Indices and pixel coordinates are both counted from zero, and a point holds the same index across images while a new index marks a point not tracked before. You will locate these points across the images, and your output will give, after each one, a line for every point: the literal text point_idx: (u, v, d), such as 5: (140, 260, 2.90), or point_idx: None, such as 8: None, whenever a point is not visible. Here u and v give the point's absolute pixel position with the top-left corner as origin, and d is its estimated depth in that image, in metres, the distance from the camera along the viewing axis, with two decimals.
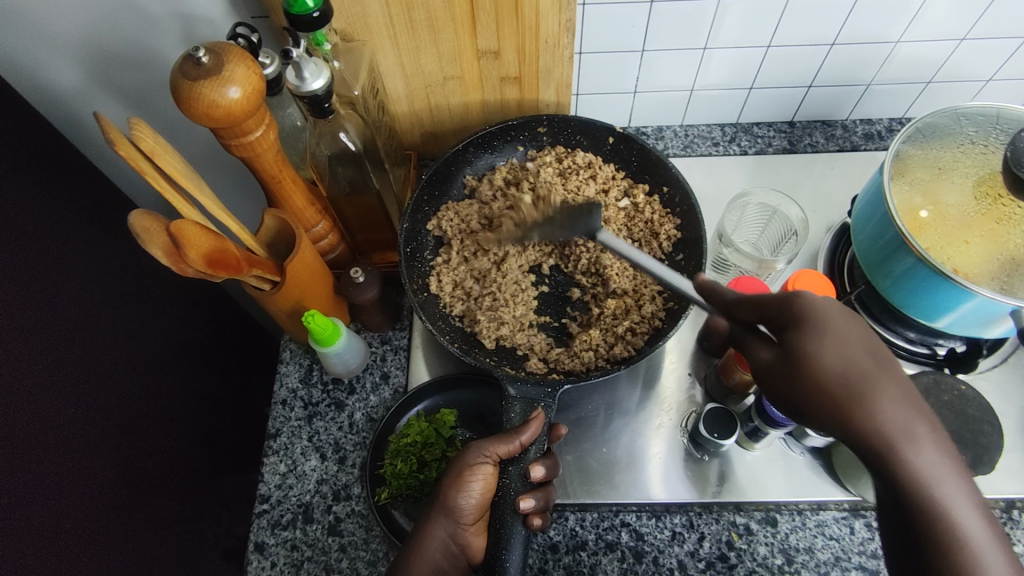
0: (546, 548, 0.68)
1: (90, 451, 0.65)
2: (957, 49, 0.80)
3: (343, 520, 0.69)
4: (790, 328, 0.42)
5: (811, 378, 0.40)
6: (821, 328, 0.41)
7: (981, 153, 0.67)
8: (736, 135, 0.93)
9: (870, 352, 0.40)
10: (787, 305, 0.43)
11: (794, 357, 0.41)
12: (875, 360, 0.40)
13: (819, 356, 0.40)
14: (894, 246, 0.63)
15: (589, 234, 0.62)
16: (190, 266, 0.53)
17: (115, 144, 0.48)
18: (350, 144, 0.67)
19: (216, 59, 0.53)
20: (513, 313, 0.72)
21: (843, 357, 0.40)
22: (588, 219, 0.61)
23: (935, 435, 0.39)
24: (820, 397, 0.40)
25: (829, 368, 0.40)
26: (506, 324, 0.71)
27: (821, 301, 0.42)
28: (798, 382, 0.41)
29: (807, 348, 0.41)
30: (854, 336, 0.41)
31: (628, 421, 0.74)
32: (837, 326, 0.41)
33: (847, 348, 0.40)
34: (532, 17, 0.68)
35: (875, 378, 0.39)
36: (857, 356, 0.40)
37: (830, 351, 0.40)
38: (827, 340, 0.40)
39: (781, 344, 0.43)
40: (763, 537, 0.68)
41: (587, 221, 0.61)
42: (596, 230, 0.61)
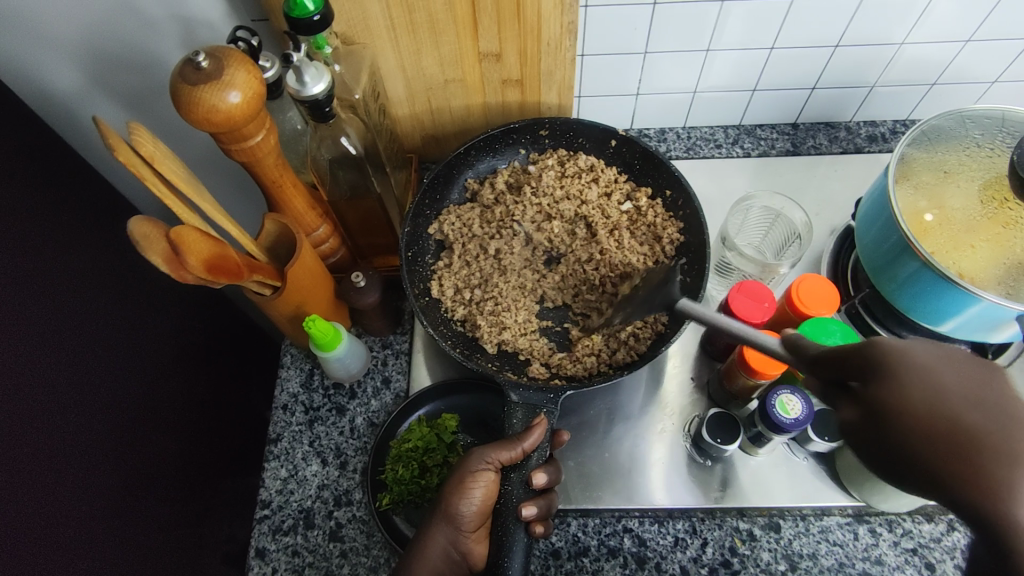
0: (548, 554, 0.68)
1: (90, 456, 0.65)
2: (962, 50, 0.79)
3: (345, 525, 0.69)
4: (867, 376, 0.32)
5: (903, 442, 0.30)
6: (905, 376, 0.31)
7: (988, 156, 0.66)
8: (739, 137, 0.92)
9: (982, 404, 0.30)
10: (863, 350, 0.33)
11: (877, 415, 0.31)
12: (983, 415, 0.30)
13: (912, 409, 0.30)
14: (898, 250, 0.62)
15: (664, 306, 0.57)
16: (190, 273, 0.53)
17: (115, 150, 0.48)
18: (350, 147, 0.67)
19: (217, 63, 0.53)
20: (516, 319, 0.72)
21: (933, 408, 0.30)
22: (668, 290, 0.57)
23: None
24: (917, 463, 0.30)
25: (925, 424, 0.30)
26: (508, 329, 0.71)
27: (906, 341, 0.32)
28: (888, 443, 0.31)
29: (892, 402, 0.31)
30: (957, 380, 0.30)
31: (631, 426, 0.74)
32: (934, 368, 0.30)
33: (946, 396, 0.30)
34: (533, 20, 0.67)
35: (993, 436, 0.29)
36: (967, 409, 0.30)
37: (918, 402, 0.30)
38: (917, 388, 0.30)
39: (863, 399, 0.32)
40: (767, 543, 0.67)
41: (666, 293, 0.57)
42: (674, 302, 0.55)
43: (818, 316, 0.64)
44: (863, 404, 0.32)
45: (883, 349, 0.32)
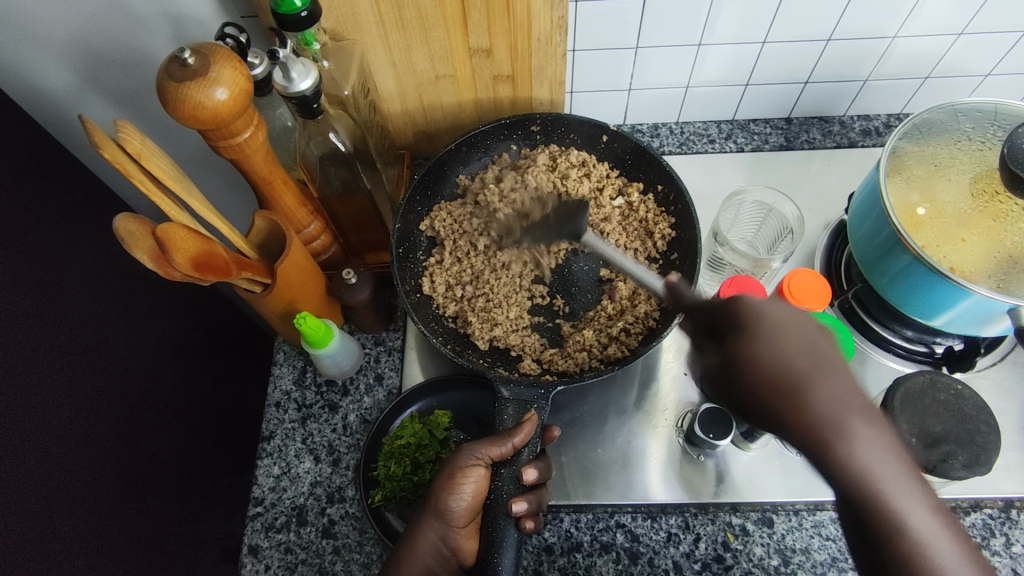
0: (541, 550, 0.68)
1: (85, 454, 0.64)
2: (956, 44, 0.79)
3: (338, 522, 0.69)
4: (730, 330, 0.43)
5: (746, 378, 0.41)
6: (754, 329, 0.42)
7: (978, 150, 0.66)
8: (732, 132, 0.92)
9: (805, 352, 0.40)
10: (729, 310, 0.44)
11: (732, 359, 0.42)
12: (809, 360, 0.40)
13: (755, 354, 0.41)
14: (890, 244, 0.62)
15: (573, 236, 0.71)
16: (177, 269, 0.53)
17: (100, 147, 0.48)
18: (340, 144, 0.66)
19: (203, 59, 0.52)
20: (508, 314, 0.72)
21: (776, 356, 0.40)
22: (575, 220, 0.70)
23: (870, 425, 0.38)
24: (757, 394, 0.40)
25: (765, 367, 0.40)
26: (500, 325, 0.71)
27: (763, 303, 0.43)
28: (738, 380, 0.41)
29: (745, 349, 0.41)
30: (791, 332, 0.41)
31: (623, 422, 0.74)
32: (776, 324, 0.41)
33: (780, 345, 0.41)
34: (524, 15, 0.67)
35: (810, 375, 0.39)
36: (793, 353, 0.40)
37: (765, 350, 0.40)
38: (758, 338, 0.41)
39: (724, 346, 0.43)
40: (760, 538, 0.67)
41: (575, 224, 0.70)
42: (581, 233, 0.70)
43: (810, 310, 0.64)
44: (719, 347, 0.44)
45: (743, 310, 0.43)
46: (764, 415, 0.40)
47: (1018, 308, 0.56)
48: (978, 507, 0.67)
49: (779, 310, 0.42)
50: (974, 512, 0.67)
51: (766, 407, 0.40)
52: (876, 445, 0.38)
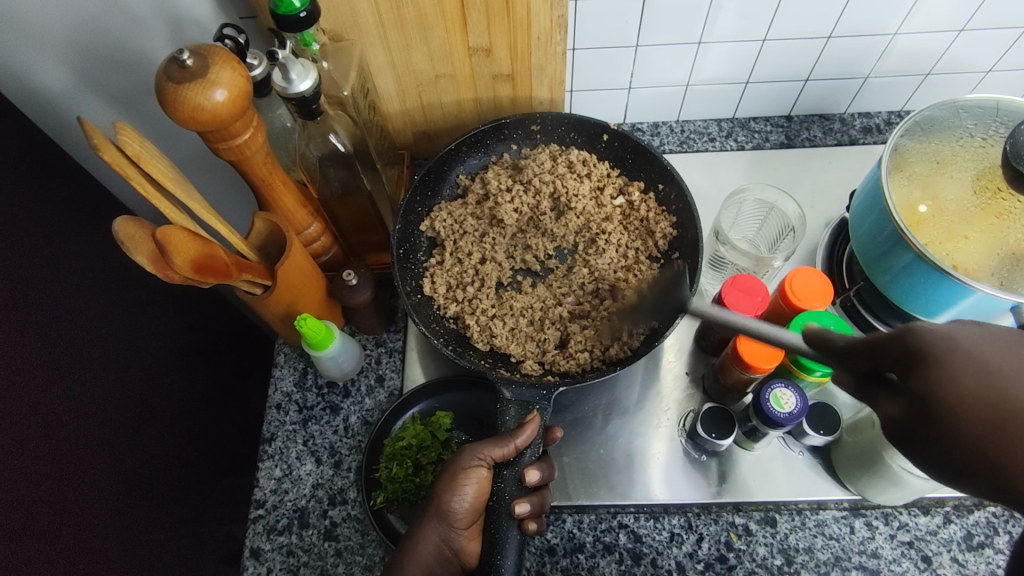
0: (544, 551, 0.68)
1: (87, 457, 0.64)
2: (956, 40, 0.79)
3: (340, 524, 0.68)
4: (905, 367, 0.33)
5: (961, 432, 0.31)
6: (953, 364, 0.31)
7: (981, 147, 0.66)
8: (733, 130, 0.92)
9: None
10: (903, 340, 0.33)
11: (923, 401, 0.32)
12: None
13: (964, 398, 0.31)
14: (892, 242, 0.62)
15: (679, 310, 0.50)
16: (177, 272, 0.53)
17: (99, 150, 0.47)
18: (339, 145, 0.66)
19: (202, 61, 0.52)
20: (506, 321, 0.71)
21: (987, 392, 0.31)
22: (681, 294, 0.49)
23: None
24: (972, 451, 0.31)
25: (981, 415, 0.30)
26: (499, 331, 0.70)
27: (951, 331, 0.32)
28: (943, 433, 0.31)
29: (942, 389, 0.31)
30: (1007, 367, 0.31)
31: (625, 422, 0.73)
32: (978, 355, 0.32)
33: (1005, 386, 0.31)
34: (523, 14, 0.67)
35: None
36: (1017, 394, 0.30)
37: (967, 388, 0.31)
38: (964, 376, 0.31)
39: (903, 387, 0.33)
40: (763, 537, 0.67)
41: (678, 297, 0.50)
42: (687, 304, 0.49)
43: (812, 309, 0.64)
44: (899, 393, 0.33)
45: (924, 338, 0.32)
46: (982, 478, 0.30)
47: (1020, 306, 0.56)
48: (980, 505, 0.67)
49: (974, 335, 0.33)
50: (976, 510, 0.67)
51: (992, 469, 0.30)
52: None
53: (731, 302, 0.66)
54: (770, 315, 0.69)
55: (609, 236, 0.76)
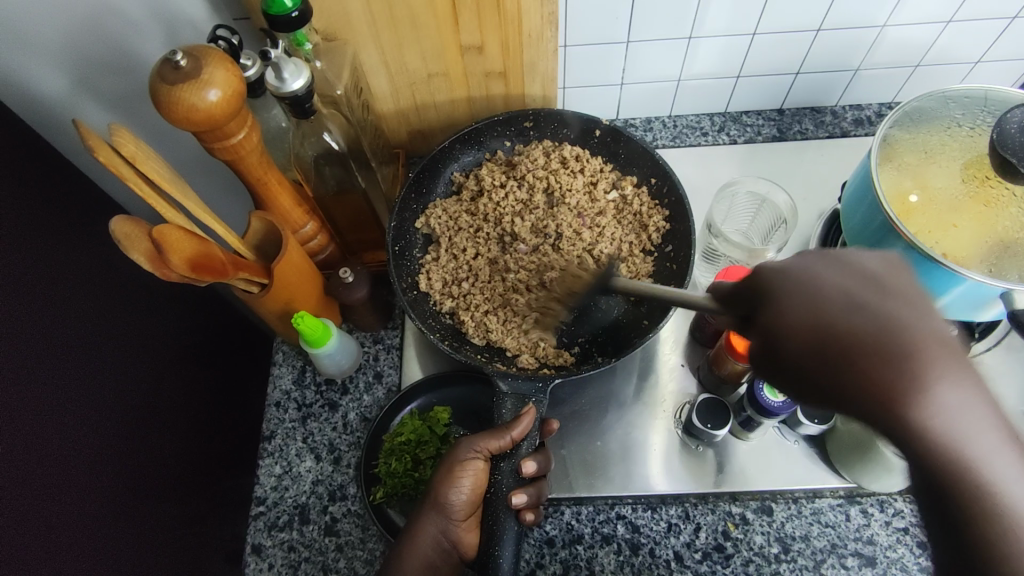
0: (542, 543, 0.68)
1: (89, 456, 0.65)
2: (945, 31, 0.79)
3: (340, 520, 0.69)
4: (759, 304, 0.41)
5: (791, 353, 0.38)
6: (789, 295, 0.39)
7: (968, 136, 0.66)
8: (725, 124, 0.92)
9: (852, 308, 0.37)
10: (756, 279, 0.41)
11: (766, 332, 0.40)
12: (863, 319, 0.37)
13: (797, 321, 0.38)
14: (884, 232, 0.62)
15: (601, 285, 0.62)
16: (174, 271, 0.53)
17: (95, 151, 0.48)
18: (333, 143, 0.67)
19: (195, 62, 0.53)
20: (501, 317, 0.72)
21: (820, 320, 0.38)
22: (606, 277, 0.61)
23: (947, 376, 0.35)
24: (805, 365, 0.38)
25: (806, 335, 0.38)
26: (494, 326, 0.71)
27: (790, 268, 0.40)
28: (777, 353, 0.39)
29: (778, 318, 0.39)
30: (834, 291, 0.38)
31: (622, 414, 0.74)
32: (810, 283, 0.39)
33: (831, 307, 0.38)
34: (514, 12, 0.67)
35: (864, 334, 0.36)
36: (837, 312, 0.37)
37: (803, 315, 0.38)
38: (795, 304, 0.39)
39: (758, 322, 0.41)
40: (760, 526, 0.68)
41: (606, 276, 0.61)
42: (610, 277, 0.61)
43: None
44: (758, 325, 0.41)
45: (766, 275, 0.41)
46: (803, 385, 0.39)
47: (1012, 292, 0.57)
48: None
49: (806, 264, 0.40)
50: None
51: (813, 380, 0.38)
52: (954, 399, 0.35)
53: None
54: None
55: (604, 232, 0.76)
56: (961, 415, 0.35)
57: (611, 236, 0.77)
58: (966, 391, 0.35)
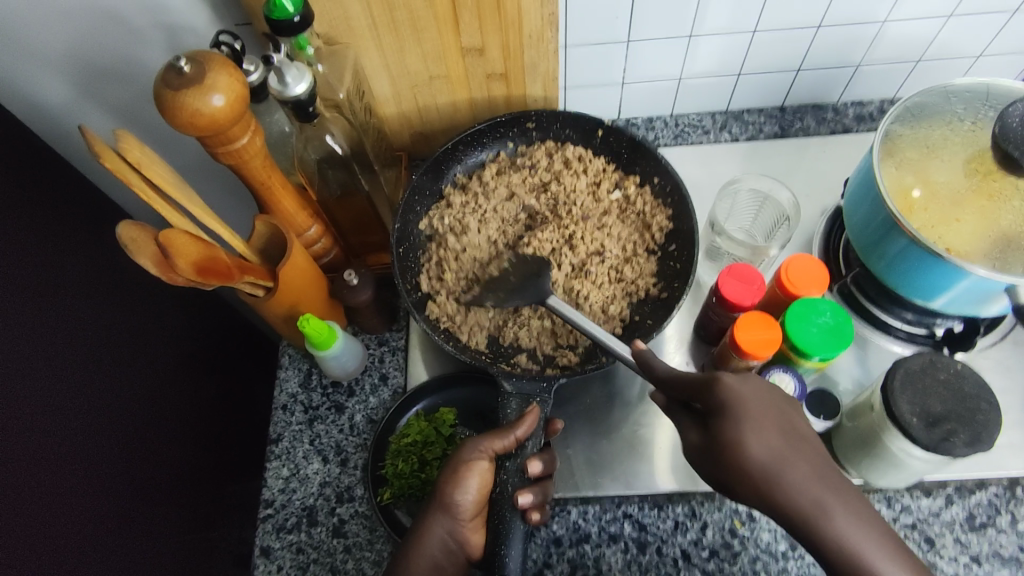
0: (549, 542, 0.68)
1: (97, 460, 0.65)
2: (945, 26, 0.79)
3: (348, 521, 0.69)
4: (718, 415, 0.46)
5: (740, 468, 0.45)
6: (737, 413, 0.45)
7: (970, 131, 0.66)
8: (727, 122, 0.92)
9: (784, 437, 0.45)
10: (711, 389, 0.47)
11: (720, 442, 0.46)
12: (782, 443, 0.45)
13: (744, 445, 0.45)
14: (887, 227, 0.63)
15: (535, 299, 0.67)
16: (180, 275, 0.54)
17: (102, 158, 0.48)
18: (337, 147, 0.68)
19: (199, 68, 0.53)
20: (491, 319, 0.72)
21: (763, 446, 0.45)
22: (540, 283, 0.67)
23: (850, 504, 0.43)
24: (743, 478, 0.45)
25: (749, 454, 0.44)
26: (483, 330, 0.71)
27: (740, 383, 0.46)
28: (725, 460, 0.46)
29: (731, 435, 0.45)
30: (768, 422, 0.45)
31: (628, 413, 0.74)
32: (751, 410, 0.45)
33: (766, 436, 0.45)
34: (515, 14, 0.68)
35: (787, 460, 0.44)
36: (772, 441, 0.45)
37: (752, 439, 0.45)
38: (742, 424, 0.45)
39: (709, 426, 0.47)
40: (767, 524, 0.68)
41: (538, 285, 0.67)
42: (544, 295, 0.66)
43: (808, 296, 0.64)
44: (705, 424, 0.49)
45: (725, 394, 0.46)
46: (755, 494, 0.45)
47: (1015, 286, 0.57)
48: (983, 485, 0.67)
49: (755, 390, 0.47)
50: (979, 490, 0.67)
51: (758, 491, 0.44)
52: (856, 523, 0.42)
53: (729, 293, 0.66)
54: (768, 305, 0.69)
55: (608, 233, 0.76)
56: (860, 538, 0.41)
57: (614, 236, 0.76)
58: (865, 520, 0.42)
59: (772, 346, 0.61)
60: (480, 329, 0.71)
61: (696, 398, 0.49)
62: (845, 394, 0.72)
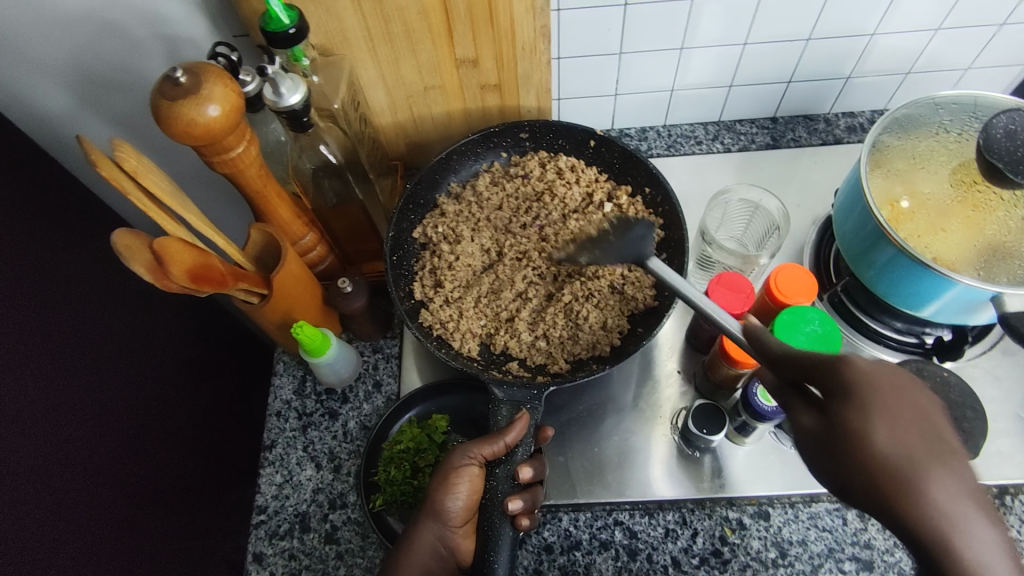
0: (541, 549, 0.69)
1: (92, 464, 0.66)
2: (933, 39, 0.80)
3: (340, 528, 0.70)
4: (837, 397, 0.37)
5: (860, 463, 0.35)
6: (870, 404, 0.36)
7: (956, 142, 0.67)
8: (719, 133, 0.93)
9: (924, 435, 0.35)
10: (835, 371, 0.38)
11: (839, 432, 0.36)
12: (925, 444, 0.35)
13: (869, 435, 0.35)
14: (875, 237, 0.63)
15: (637, 260, 0.60)
16: (174, 282, 0.55)
17: (98, 166, 0.49)
18: (331, 156, 0.69)
19: (195, 78, 0.54)
20: (482, 326, 0.73)
21: (894, 438, 0.35)
22: (639, 241, 0.60)
23: (992, 528, 0.34)
24: (861, 477, 0.35)
25: (879, 451, 0.35)
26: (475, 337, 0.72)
27: (875, 369, 0.37)
28: (841, 456, 0.36)
29: (856, 424, 0.36)
30: (908, 414, 0.35)
31: (620, 420, 0.75)
32: (890, 398, 0.36)
33: (899, 429, 0.35)
34: (507, 25, 0.69)
35: (928, 467, 0.34)
36: (908, 437, 0.35)
37: (881, 431, 0.35)
38: (875, 415, 0.36)
39: (827, 410, 0.38)
40: (757, 531, 0.68)
41: (639, 245, 0.60)
42: (646, 256, 0.59)
43: (797, 305, 0.65)
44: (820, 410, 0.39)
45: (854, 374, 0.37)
46: (874, 501, 0.35)
47: (1001, 295, 0.58)
48: None
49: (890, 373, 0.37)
50: None
51: (879, 499, 0.35)
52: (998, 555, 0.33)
53: (719, 301, 0.67)
54: (757, 313, 0.70)
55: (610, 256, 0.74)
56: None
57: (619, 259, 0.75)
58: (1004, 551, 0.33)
59: None
60: (472, 337, 0.72)
61: (816, 380, 0.39)
62: None
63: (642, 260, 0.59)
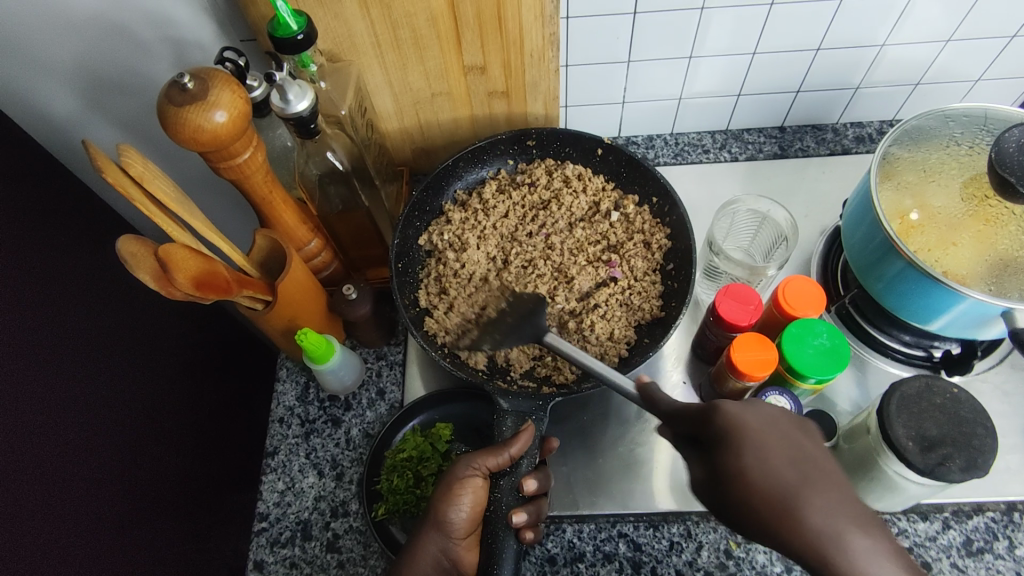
0: (544, 561, 0.68)
1: (92, 468, 0.66)
2: (944, 50, 0.80)
3: (342, 536, 0.69)
4: (715, 444, 0.40)
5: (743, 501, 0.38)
6: (742, 442, 0.39)
7: (968, 155, 0.66)
8: (727, 142, 0.93)
9: (795, 461, 0.38)
10: (710, 418, 0.42)
11: (721, 477, 0.39)
12: (796, 470, 0.37)
13: (745, 474, 0.38)
14: (884, 250, 0.63)
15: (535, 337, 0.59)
16: (179, 289, 0.54)
17: (104, 172, 0.48)
18: (337, 162, 0.69)
19: (203, 84, 0.54)
20: None
21: (766, 472, 0.37)
22: (536, 318, 0.59)
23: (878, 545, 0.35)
24: (748, 515, 0.37)
25: (755, 484, 0.37)
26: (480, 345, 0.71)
27: (740, 411, 0.41)
28: (728, 498, 0.39)
29: (733, 466, 0.39)
30: (775, 444, 0.38)
31: (624, 432, 0.74)
32: (761, 434, 0.39)
33: (771, 461, 0.38)
34: (516, 32, 0.68)
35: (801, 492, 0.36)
36: (780, 466, 0.37)
37: (755, 467, 0.38)
38: (744, 449, 0.39)
39: (709, 460, 0.41)
40: (763, 545, 0.67)
41: (534, 322, 0.59)
42: (543, 332, 0.59)
43: (805, 317, 0.64)
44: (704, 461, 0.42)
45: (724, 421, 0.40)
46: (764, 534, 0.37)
47: (1012, 311, 0.57)
48: (980, 510, 0.67)
49: (754, 412, 0.40)
50: (977, 515, 0.67)
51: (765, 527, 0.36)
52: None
53: (726, 312, 0.66)
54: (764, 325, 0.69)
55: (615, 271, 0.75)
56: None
57: (626, 271, 0.75)
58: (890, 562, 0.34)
59: (767, 367, 0.61)
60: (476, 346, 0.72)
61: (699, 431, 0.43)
62: (842, 415, 0.72)
63: (539, 338, 0.59)
